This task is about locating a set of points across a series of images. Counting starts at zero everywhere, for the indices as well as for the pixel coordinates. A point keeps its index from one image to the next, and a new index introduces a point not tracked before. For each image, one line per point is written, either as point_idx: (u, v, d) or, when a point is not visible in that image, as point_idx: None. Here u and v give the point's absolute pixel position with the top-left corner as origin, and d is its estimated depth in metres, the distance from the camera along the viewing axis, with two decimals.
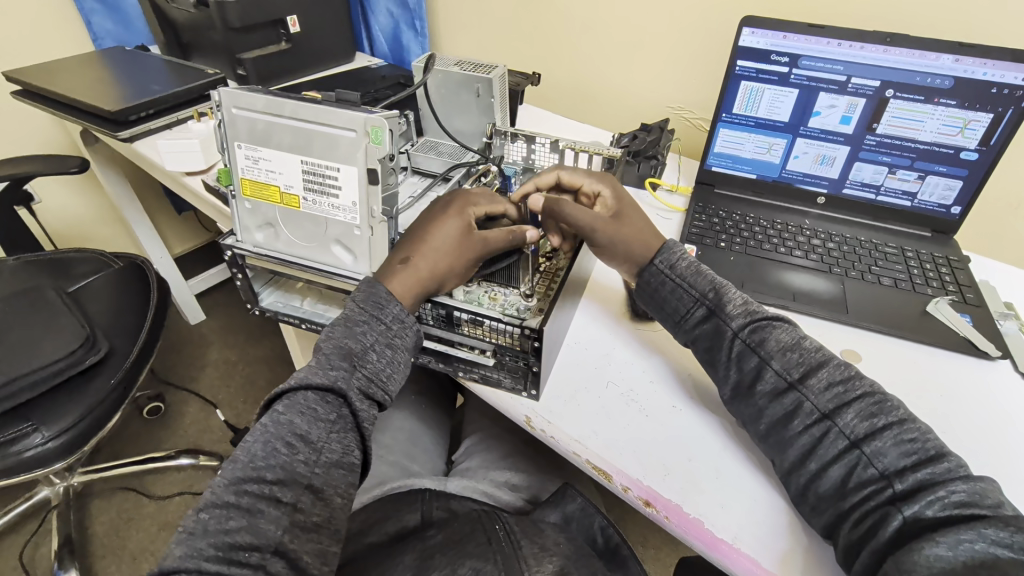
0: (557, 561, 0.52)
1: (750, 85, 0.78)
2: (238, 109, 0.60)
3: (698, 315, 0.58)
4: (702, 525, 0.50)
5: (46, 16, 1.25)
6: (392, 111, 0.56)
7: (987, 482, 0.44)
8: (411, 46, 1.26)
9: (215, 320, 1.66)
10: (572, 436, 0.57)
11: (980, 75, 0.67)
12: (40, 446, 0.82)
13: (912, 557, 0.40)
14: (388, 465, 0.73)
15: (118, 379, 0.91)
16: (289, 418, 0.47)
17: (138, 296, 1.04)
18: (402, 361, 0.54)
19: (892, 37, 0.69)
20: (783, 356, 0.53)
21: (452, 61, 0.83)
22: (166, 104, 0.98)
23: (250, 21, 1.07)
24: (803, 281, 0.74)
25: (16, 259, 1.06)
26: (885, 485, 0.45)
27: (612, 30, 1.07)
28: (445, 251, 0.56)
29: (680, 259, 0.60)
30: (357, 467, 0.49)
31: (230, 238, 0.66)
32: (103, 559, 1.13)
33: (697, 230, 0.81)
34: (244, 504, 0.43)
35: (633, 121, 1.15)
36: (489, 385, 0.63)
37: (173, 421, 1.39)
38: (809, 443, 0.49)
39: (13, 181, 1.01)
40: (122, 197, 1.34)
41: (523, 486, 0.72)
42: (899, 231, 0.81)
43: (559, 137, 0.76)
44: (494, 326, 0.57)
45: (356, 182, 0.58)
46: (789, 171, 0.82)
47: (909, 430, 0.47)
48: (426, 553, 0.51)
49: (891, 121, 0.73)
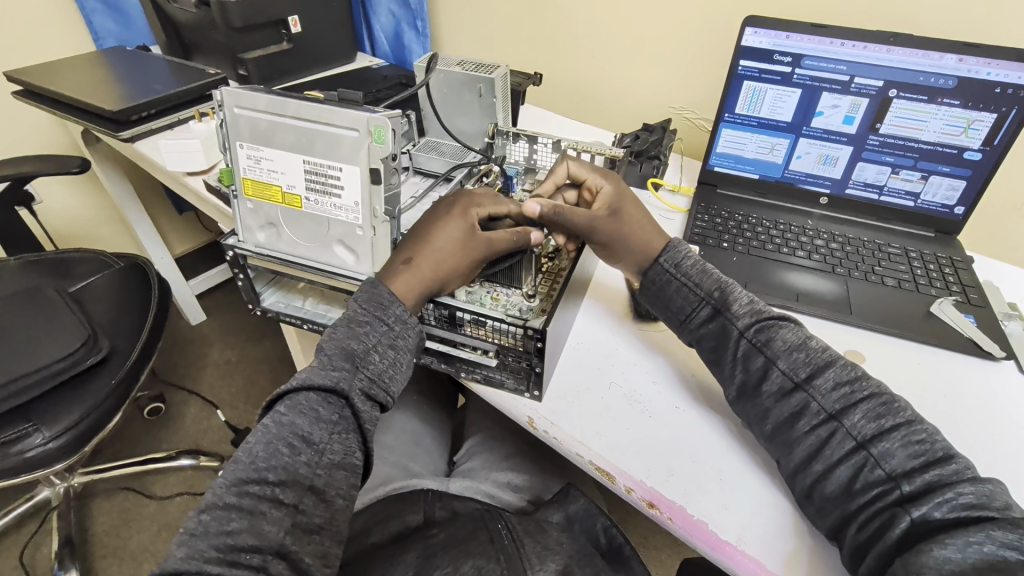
0: (561, 561, 0.51)
1: (752, 85, 0.78)
2: (239, 108, 0.59)
3: (703, 314, 0.58)
4: (706, 526, 0.50)
5: (46, 16, 1.25)
6: (395, 110, 0.56)
7: (995, 484, 0.44)
8: (412, 45, 1.25)
9: (216, 320, 1.65)
10: (575, 437, 0.57)
11: (984, 75, 0.67)
12: (41, 446, 0.82)
13: (919, 558, 0.40)
14: (389, 465, 0.73)
15: (119, 380, 0.91)
16: (291, 418, 0.47)
17: (139, 296, 1.04)
18: (404, 362, 0.54)
19: (896, 37, 0.69)
20: (790, 356, 0.53)
21: (454, 61, 0.83)
22: (167, 104, 0.98)
23: (251, 21, 1.07)
24: (806, 282, 0.74)
25: (17, 259, 1.06)
26: (892, 486, 0.45)
27: (613, 30, 1.07)
28: (447, 252, 0.56)
29: (685, 258, 0.60)
30: (359, 469, 0.49)
31: (231, 237, 0.66)
32: (104, 559, 1.13)
33: (700, 229, 0.81)
34: (246, 506, 0.42)
35: (634, 122, 1.15)
36: (491, 386, 0.63)
37: (173, 421, 1.39)
38: (816, 443, 0.49)
39: (13, 180, 1.01)
40: (123, 196, 1.33)
41: (525, 487, 0.71)
42: (901, 232, 0.80)
43: (561, 137, 0.76)
44: (496, 326, 0.57)
45: (358, 182, 0.57)
46: (792, 171, 0.82)
47: (917, 431, 0.47)
48: (428, 552, 0.51)
49: (895, 121, 0.73)
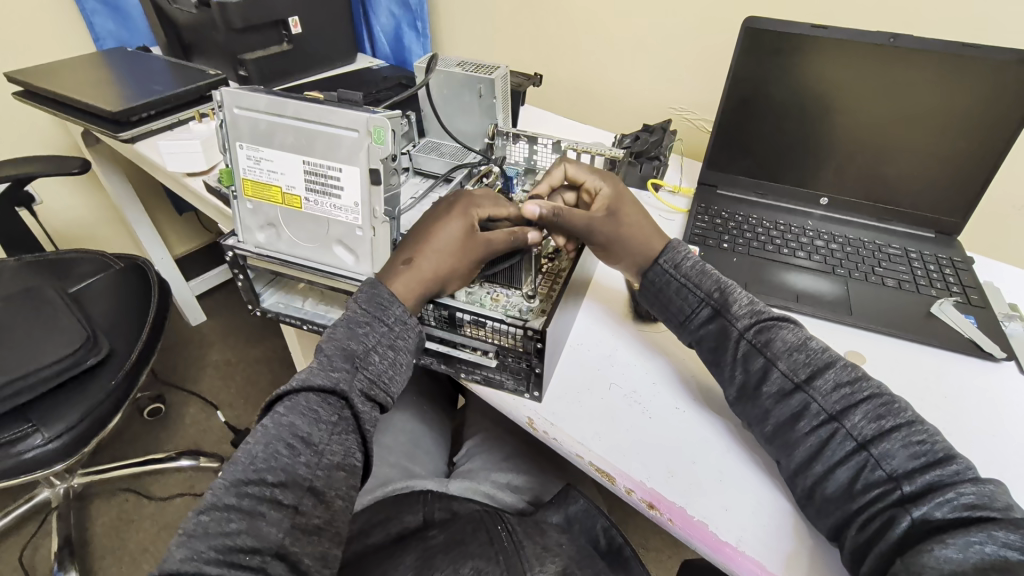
0: (560, 563, 0.51)
1: (754, 85, 0.77)
2: (239, 108, 0.59)
3: (703, 315, 0.58)
4: (706, 527, 0.50)
5: (45, 15, 1.24)
6: (395, 111, 0.56)
7: (997, 485, 0.44)
8: (412, 46, 1.26)
9: (216, 320, 1.66)
10: (575, 439, 0.56)
11: (983, 75, 0.67)
12: (40, 447, 0.82)
13: (921, 558, 0.40)
14: (389, 466, 0.73)
15: (119, 380, 0.91)
16: (290, 420, 0.47)
17: (140, 296, 1.04)
18: (403, 363, 0.54)
19: (896, 37, 0.69)
20: (790, 356, 0.52)
21: (454, 61, 0.83)
22: (167, 104, 0.98)
23: (252, 21, 1.07)
24: (806, 282, 0.74)
25: (18, 259, 1.06)
26: (893, 487, 0.45)
27: (613, 30, 1.07)
28: (447, 253, 0.56)
29: (685, 259, 0.60)
30: (359, 470, 0.49)
31: (231, 238, 0.66)
32: (103, 560, 1.13)
33: (700, 230, 0.80)
34: (245, 507, 0.42)
35: (633, 122, 1.15)
36: (491, 386, 0.62)
37: (173, 422, 1.39)
38: (817, 444, 0.49)
39: (13, 180, 1.01)
40: (122, 196, 1.33)
41: (525, 488, 0.71)
42: (901, 232, 0.80)
43: (561, 138, 0.76)
44: (496, 327, 0.57)
45: (358, 182, 0.57)
46: (791, 171, 0.81)
47: (918, 432, 0.46)
48: (428, 554, 0.51)
49: (895, 122, 0.73)
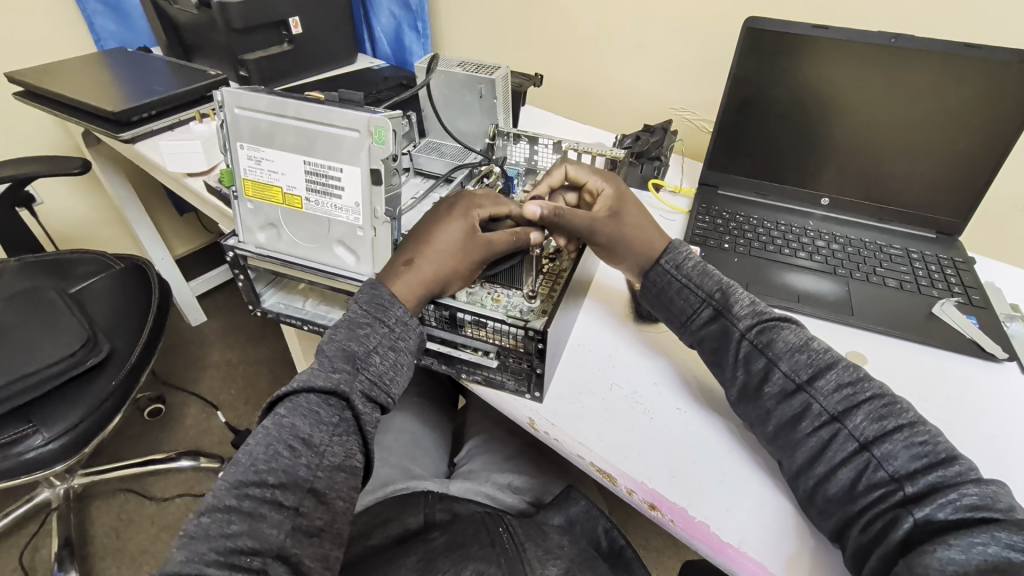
0: (562, 565, 0.51)
1: (756, 85, 0.77)
2: (240, 108, 0.59)
3: (705, 315, 0.57)
4: (707, 528, 0.50)
5: (46, 14, 1.24)
6: (396, 111, 0.56)
7: (999, 486, 0.43)
8: (412, 46, 1.26)
9: (217, 320, 1.66)
10: (577, 440, 0.56)
11: (984, 74, 0.67)
12: (40, 447, 0.82)
13: (923, 559, 0.40)
14: (390, 467, 0.73)
15: (119, 381, 0.91)
16: (291, 421, 0.47)
17: (140, 296, 1.04)
18: (404, 364, 0.53)
19: (897, 37, 0.69)
20: (792, 357, 0.52)
21: (455, 62, 0.83)
22: (167, 104, 0.98)
23: (253, 21, 1.07)
24: (807, 282, 0.74)
25: (18, 259, 1.06)
26: (896, 488, 0.45)
27: (614, 30, 1.07)
28: (448, 253, 0.56)
29: (686, 259, 0.60)
30: (359, 471, 0.49)
31: (232, 238, 0.66)
32: (104, 560, 1.13)
33: (700, 231, 0.80)
34: (246, 509, 0.42)
35: (633, 122, 1.15)
36: (492, 387, 0.62)
37: (174, 423, 1.39)
38: (819, 444, 0.49)
39: (13, 181, 1.00)
40: (123, 196, 1.33)
41: (526, 488, 0.71)
42: (902, 232, 0.80)
43: (562, 138, 0.76)
44: (497, 327, 0.57)
45: (359, 183, 0.57)
46: (792, 172, 0.81)
47: (919, 433, 0.46)
48: (430, 555, 0.51)
49: (894, 124, 0.73)
